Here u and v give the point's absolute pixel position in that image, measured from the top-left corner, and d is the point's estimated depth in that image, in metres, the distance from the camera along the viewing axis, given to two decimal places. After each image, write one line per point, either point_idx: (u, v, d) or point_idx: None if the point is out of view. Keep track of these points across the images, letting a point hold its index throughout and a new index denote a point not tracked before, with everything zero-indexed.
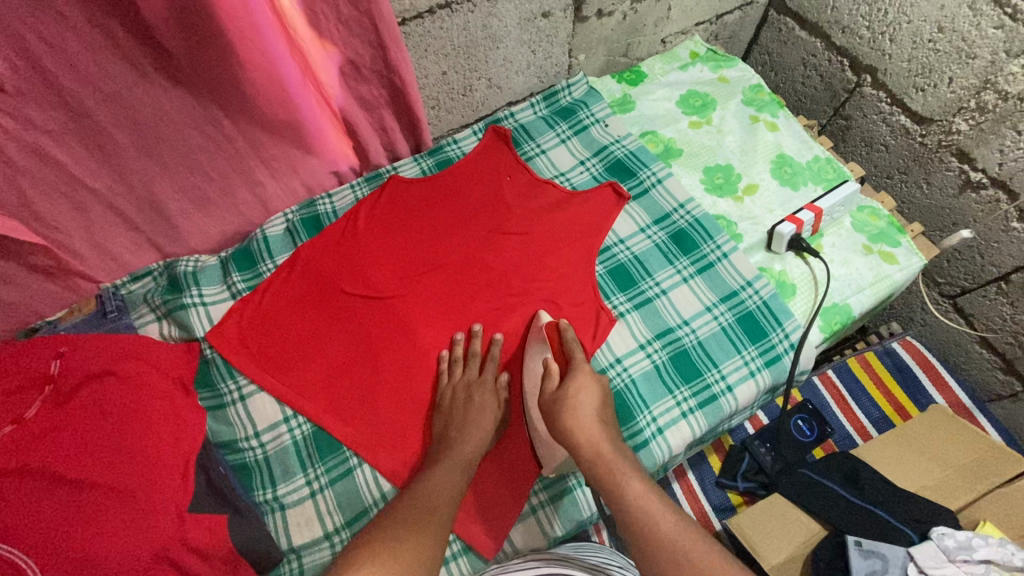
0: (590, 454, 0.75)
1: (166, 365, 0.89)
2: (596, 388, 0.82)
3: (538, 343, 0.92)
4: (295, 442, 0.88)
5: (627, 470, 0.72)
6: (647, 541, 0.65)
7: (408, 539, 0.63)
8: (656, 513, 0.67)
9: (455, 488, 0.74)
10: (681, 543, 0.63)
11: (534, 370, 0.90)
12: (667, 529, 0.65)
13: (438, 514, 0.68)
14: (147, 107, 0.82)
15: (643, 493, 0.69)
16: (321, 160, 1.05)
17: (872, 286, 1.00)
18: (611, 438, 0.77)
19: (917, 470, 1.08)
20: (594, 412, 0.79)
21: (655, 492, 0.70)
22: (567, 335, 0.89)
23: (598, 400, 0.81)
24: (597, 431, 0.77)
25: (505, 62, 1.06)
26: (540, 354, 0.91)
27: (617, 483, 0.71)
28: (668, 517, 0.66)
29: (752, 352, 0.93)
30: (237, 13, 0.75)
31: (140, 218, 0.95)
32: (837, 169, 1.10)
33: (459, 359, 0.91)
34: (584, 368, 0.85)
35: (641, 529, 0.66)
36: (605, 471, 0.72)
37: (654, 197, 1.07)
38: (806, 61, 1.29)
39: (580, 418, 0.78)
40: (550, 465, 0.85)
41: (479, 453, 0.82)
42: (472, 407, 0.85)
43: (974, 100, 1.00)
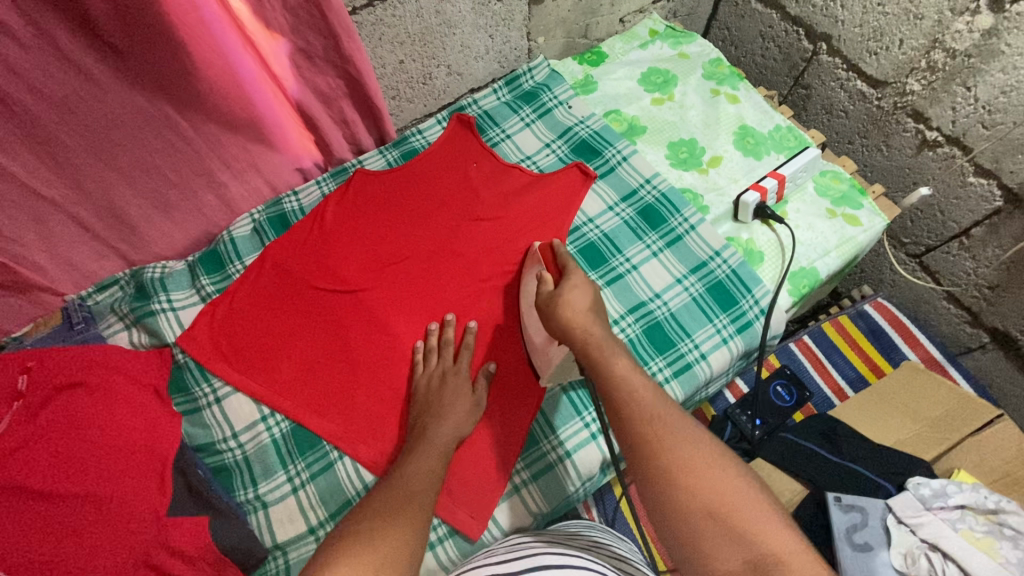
0: (581, 338, 0.72)
1: (135, 372, 0.88)
2: (590, 286, 0.79)
3: (534, 263, 0.94)
4: (273, 441, 0.87)
5: (615, 350, 0.69)
6: (622, 406, 0.63)
7: (389, 521, 0.61)
8: (635, 384, 0.65)
9: (435, 471, 0.73)
10: (657, 411, 0.61)
11: (528, 287, 0.93)
12: (646, 397, 0.63)
13: (419, 500, 0.66)
14: (97, 111, 0.80)
15: (626, 367, 0.67)
16: (284, 156, 1.04)
17: (837, 249, 1.02)
18: (604, 327, 0.74)
19: (891, 425, 1.10)
20: (589, 305, 0.76)
21: (638, 368, 0.67)
22: (559, 248, 0.88)
23: (590, 296, 0.79)
24: (590, 319, 0.74)
25: (463, 48, 1.06)
26: (534, 272, 0.93)
27: (603, 359, 0.68)
28: (645, 388, 0.64)
29: (723, 319, 0.95)
30: (183, 8, 0.74)
31: (102, 226, 0.93)
32: (798, 136, 1.12)
33: (433, 348, 0.91)
34: (579, 271, 0.83)
35: (620, 397, 0.64)
36: (596, 349, 0.70)
37: (621, 174, 1.08)
38: (763, 34, 1.30)
39: (574, 311, 0.75)
40: (546, 374, 0.88)
41: (454, 439, 0.81)
42: (447, 393, 0.85)
43: (925, 60, 1.02)
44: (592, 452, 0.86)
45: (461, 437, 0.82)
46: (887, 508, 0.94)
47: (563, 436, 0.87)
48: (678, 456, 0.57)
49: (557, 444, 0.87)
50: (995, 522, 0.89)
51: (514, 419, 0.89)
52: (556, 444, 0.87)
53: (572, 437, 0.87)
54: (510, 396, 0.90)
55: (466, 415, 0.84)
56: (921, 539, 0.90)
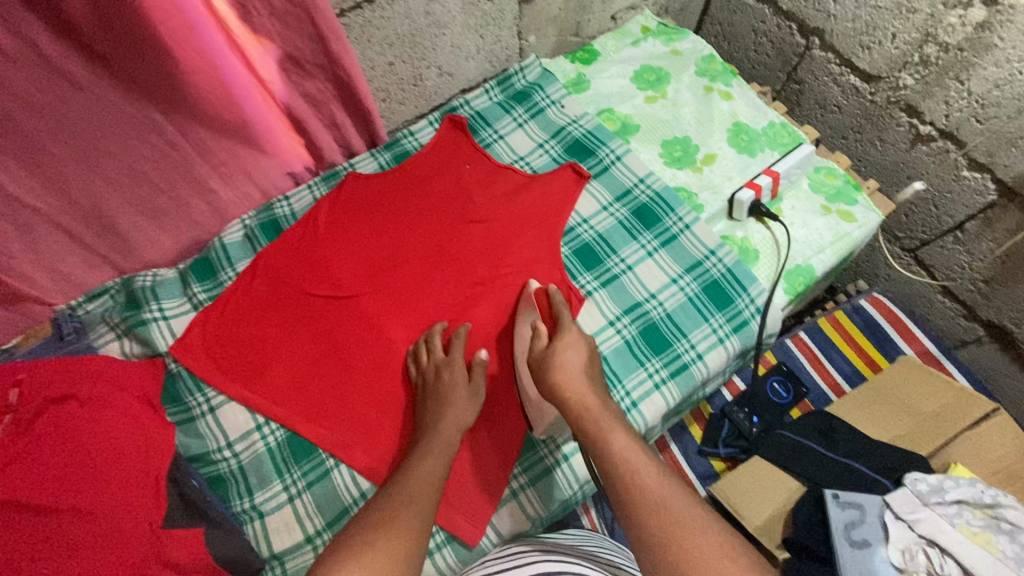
0: (578, 407, 0.76)
1: (129, 383, 0.87)
2: (583, 345, 0.84)
3: (527, 308, 0.93)
4: (269, 449, 0.86)
5: (611, 422, 0.73)
6: (627, 486, 0.66)
7: (386, 531, 0.61)
8: (638, 464, 0.68)
9: (436, 472, 0.73)
10: (662, 494, 0.64)
11: (522, 334, 0.92)
12: (649, 480, 0.66)
13: (423, 500, 0.67)
14: (83, 118, 0.79)
15: (627, 444, 0.70)
16: (274, 161, 1.02)
17: (833, 245, 1.01)
18: (598, 395, 0.78)
19: (888, 420, 1.10)
20: (583, 370, 0.81)
21: (637, 444, 0.71)
22: (555, 298, 0.90)
23: (584, 358, 0.82)
24: (585, 387, 0.78)
25: (454, 48, 1.05)
26: (529, 319, 0.92)
27: (603, 434, 0.72)
28: (650, 469, 0.67)
29: (719, 319, 0.94)
30: (169, 12, 0.73)
31: (91, 235, 0.92)
32: (792, 133, 1.12)
33: (425, 345, 0.91)
34: (571, 328, 0.86)
35: (624, 478, 0.67)
36: (592, 423, 0.74)
37: (614, 174, 1.07)
38: (756, 29, 1.30)
39: (568, 374, 0.79)
40: (540, 427, 0.86)
41: (458, 432, 0.81)
42: (443, 386, 0.84)
43: (918, 54, 1.02)
44: None
45: (462, 430, 0.82)
46: (885, 504, 0.94)
47: (560, 440, 0.87)
48: (687, 544, 0.59)
49: (554, 448, 0.87)
50: (993, 516, 0.90)
51: (511, 425, 0.88)
52: (552, 448, 0.87)
53: (569, 441, 0.87)
54: (507, 400, 0.90)
55: (465, 409, 0.84)
56: (918, 535, 0.90)
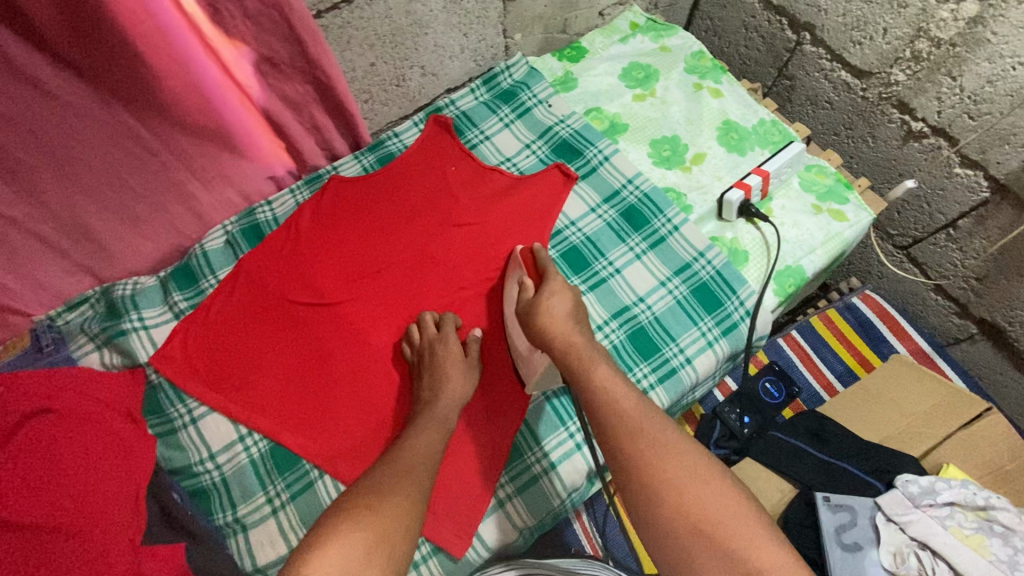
0: (562, 345, 0.76)
1: (107, 396, 0.86)
2: (569, 292, 0.84)
3: (515, 268, 0.94)
4: (252, 461, 0.85)
5: (595, 358, 0.74)
6: (607, 416, 0.66)
7: (390, 497, 0.61)
8: (619, 395, 0.68)
9: (435, 446, 0.74)
10: (641, 422, 0.64)
11: (510, 293, 0.93)
12: (629, 409, 0.66)
13: (421, 469, 0.69)
14: (55, 126, 0.77)
15: (609, 376, 0.70)
16: (255, 165, 1.00)
17: (823, 246, 1.00)
18: (584, 334, 0.78)
19: (880, 421, 1.09)
20: (569, 313, 0.81)
21: (618, 377, 0.71)
22: (541, 255, 0.91)
23: (571, 303, 0.83)
24: (570, 326, 0.78)
25: (437, 48, 1.02)
26: (517, 277, 0.93)
27: (585, 369, 0.72)
28: (630, 399, 0.67)
29: (708, 322, 0.93)
30: (139, 16, 0.71)
31: (68, 244, 0.90)
32: (782, 131, 1.10)
33: (419, 322, 0.92)
34: (557, 278, 0.87)
35: (604, 411, 0.67)
36: (577, 358, 0.74)
37: (602, 175, 1.05)
38: (746, 24, 1.27)
39: (553, 317, 0.80)
40: (532, 381, 0.87)
41: (456, 407, 0.83)
42: (440, 361, 0.85)
43: (909, 49, 1.00)
44: (577, 462, 0.84)
45: (460, 406, 0.84)
46: (876, 506, 0.93)
47: (547, 447, 0.86)
48: (664, 473, 0.59)
49: (541, 455, 0.86)
50: (986, 518, 0.89)
51: (499, 432, 0.87)
52: (539, 455, 0.86)
53: (556, 448, 0.86)
54: (495, 403, 0.89)
55: (462, 382, 0.85)
56: (910, 537, 0.89)
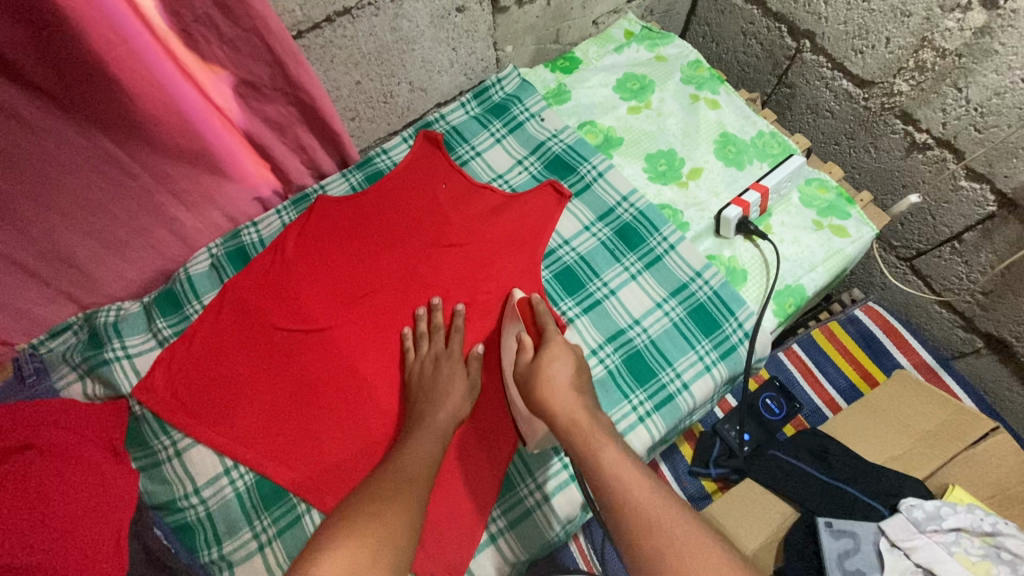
0: (566, 423, 0.73)
1: (88, 429, 0.83)
2: (570, 358, 0.81)
3: (512, 320, 0.91)
4: (237, 495, 0.83)
5: (602, 437, 0.71)
6: (620, 509, 0.64)
7: (388, 505, 0.63)
8: (631, 482, 0.65)
9: (432, 455, 0.75)
10: (657, 517, 0.62)
11: (508, 345, 0.90)
12: (642, 499, 0.64)
13: (419, 480, 0.69)
14: (28, 152, 0.74)
15: (618, 460, 0.68)
16: (240, 186, 0.97)
17: (824, 263, 0.97)
18: (588, 408, 0.75)
19: (883, 440, 1.07)
20: (571, 382, 0.78)
21: (628, 459, 0.69)
22: (539, 308, 0.88)
23: (572, 369, 0.80)
24: (573, 401, 0.75)
25: (425, 63, 0.99)
26: (515, 330, 0.90)
27: (592, 451, 0.69)
28: (644, 488, 0.65)
29: (706, 345, 0.91)
30: (112, 41, 0.68)
31: (48, 271, 0.87)
32: (782, 143, 1.07)
33: (423, 334, 0.91)
34: (557, 339, 0.84)
35: (616, 502, 0.64)
36: (581, 439, 0.71)
37: (596, 191, 1.03)
38: (744, 31, 1.24)
39: (555, 389, 0.77)
40: (533, 441, 0.83)
41: (454, 420, 0.82)
42: (441, 376, 0.85)
43: (913, 60, 0.97)
44: (570, 494, 0.82)
45: (458, 420, 0.83)
46: (879, 531, 0.90)
47: (540, 480, 0.84)
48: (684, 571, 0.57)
49: (533, 487, 0.84)
50: (993, 544, 0.87)
51: (492, 463, 0.85)
52: (531, 487, 0.84)
53: (549, 481, 0.83)
54: (488, 432, 0.87)
55: (461, 400, 0.84)
56: (915, 564, 0.86)
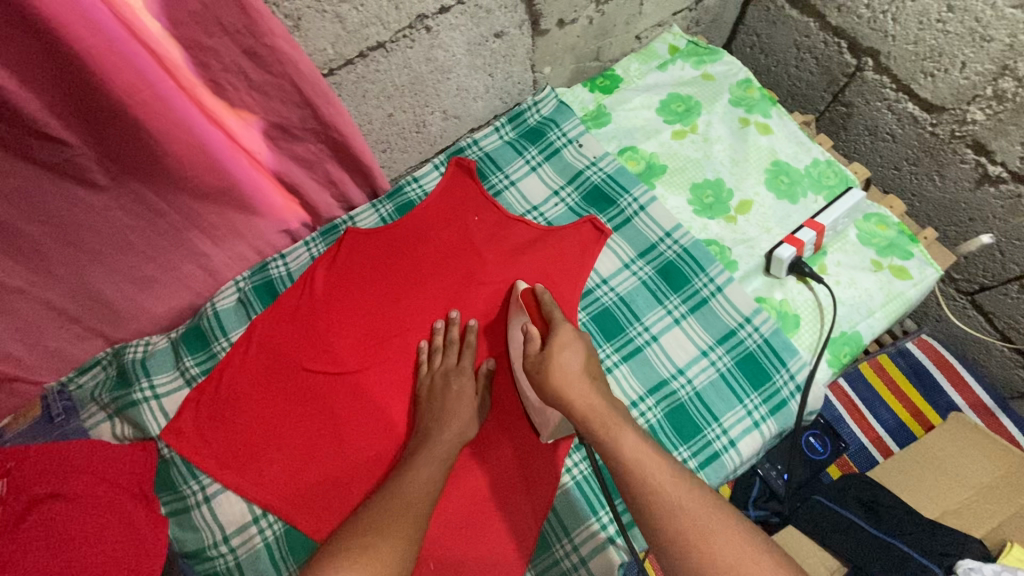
0: (584, 410, 0.70)
1: (116, 474, 0.81)
2: (580, 346, 0.78)
3: (518, 312, 0.89)
4: (267, 545, 0.82)
5: (619, 422, 0.68)
6: (633, 480, 0.62)
7: (382, 537, 0.61)
8: (644, 455, 0.63)
9: (433, 483, 0.73)
10: (667, 481, 0.61)
11: (516, 340, 0.89)
12: (662, 480, 0.61)
13: (416, 509, 0.67)
14: (54, 196, 0.71)
15: (636, 441, 0.65)
16: (269, 221, 0.94)
17: (884, 308, 0.91)
18: (603, 393, 0.73)
19: (937, 492, 1.01)
20: (582, 370, 0.75)
21: (646, 442, 0.66)
22: (544, 299, 0.85)
23: (583, 358, 0.77)
24: (587, 386, 0.73)
25: (459, 90, 0.94)
26: (520, 323, 0.88)
27: (610, 434, 0.67)
28: (653, 457, 0.63)
29: (754, 399, 0.85)
30: (137, 86, 0.64)
31: (77, 310, 0.85)
32: (838, 172, 1.00)
33: (438, 348, 0.89)
34: (566, 328, 0.81)
35: (637, 482, 0.61)
36: (599, 423, 0.68)
37: (637, 226, 0.97)
38: (798, 44, 1.15)
39: (568, 375, 0.74)
40: (546, 431, 0.84)
41: (459, 442, 0.80)
42: (451, 395, 0.83)
43: (990, 88, 0.89)
44: (608, 557, 0.78)
45: (464, 441, 0.81)
46: None
47: (577, 540, 0.80)
48: (708, 549, 0.55)
49: (567, 543, 0.81)
50: None
51: (527, 521, 0.81)
52: (565, 543, 0.81)
53: (587, 542, 0.80)
54: (523, 481, 0.84)
55: (469, 420, 0.83)
56: None
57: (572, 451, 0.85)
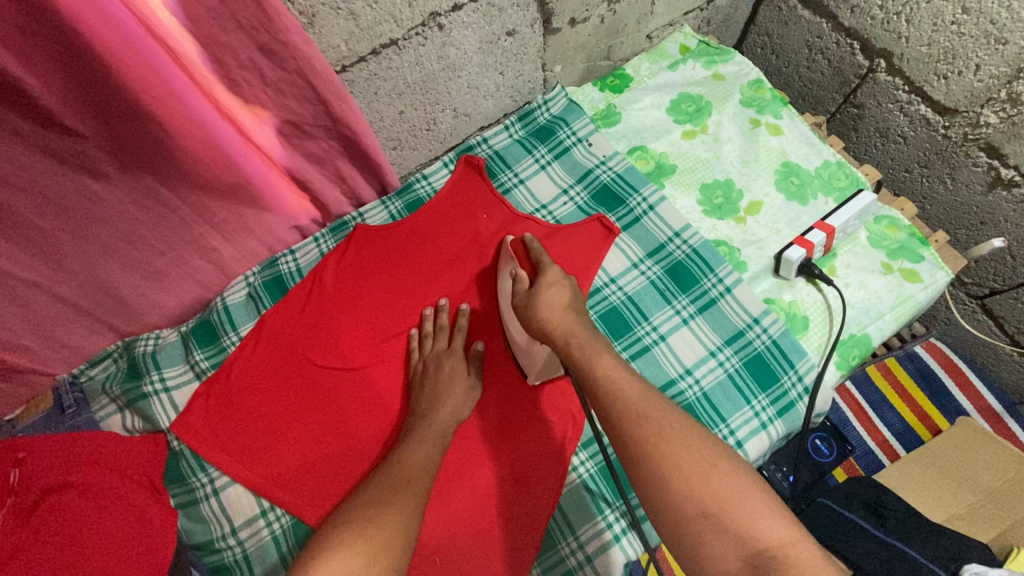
0: (564, 341, 0.74)
1: (126, 463, 0.82)
2: (566, 284, 0.82)
3: (507, 260, 0.91)
4: (275, 538, 0.82)
5: (597, 348, 0.71)
6: (612, 405, 0.63)
7: (384, 512, 0.62)
8: (623, 383, 0.65)
9: (430, 459, 0.74)
10: (648, 411, 0.61)
11: (505, 286, 0.90)
12: (634, 397, 0.63)
13: (415, 485, 0.68)
14: (68, 189, 0.71)
15: (613, 367, 0.68)
16: (279, 217, 0.94)
17: (893, 311, 0.90)
18: (584, 323, 0.76)
19: (944, 498, 1.01)
20: (566, 305, 0.79)
21: (623, 368, 0.68)
22: (532, 244, 0.89)
23: (568, 295, 0.81)
24: (571, 319, 0.76)
25: (470, 88, 0.94)
26: (509, 269, 0.90)
27: (589, 361, 0.69)
28: (636, 390, 0.64)
29: (762, 400, 0.85)
30: (152, 81, 0.65)
31: (89, 303, 0.85)
32: (849, 175, 1.00)
33: (429, 333, 0.90)
34: (552, 269, 0.84)
35: (611, 399, 0.63)
36: (579, 350, 0.71)
37: (647, 226, 0.97)
38: (810, 44, 1.15)
39: (553, 309, 0.78)
40: (534, 372, 0.87)
41: (453, 421, 0.82)
42: (443, 376, 0.84)
43: (1004, 90, 0.88)
44: (616, 554, 0.79)
45: (458, 421, 0.83)
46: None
47: (583, 537, 0.81)
48: (675, 461, 0.56)
49: (572, 539, 0.81)
50: None
51: (533, 519, 0.82)
52: (570, 539, 0.81)
53: (593, 540, 0.80)
54: (530, 477, 0.84)
55: (462, 400, 0.84)
56: None
57: (579, 449, 0.86)
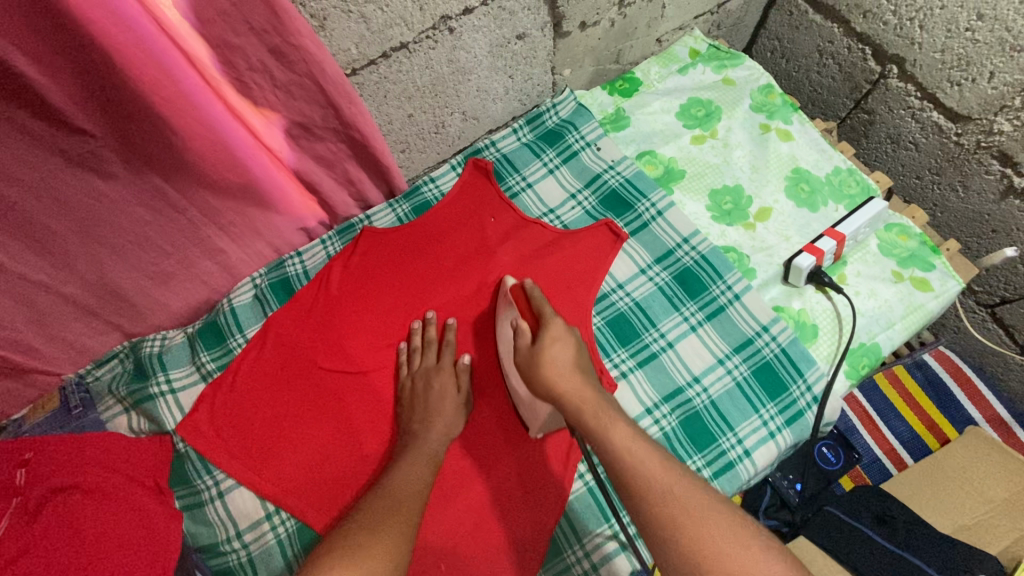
0: (575, 407, 0.69)
1: (130, 467, 0.82)
2: (569, 339, 0.78)
3: (506, 307, 0.89)
4: (279, 541, 0.82)
5: (609, 413, 0.67)
6: (631, 480, 0.60)
7: (373, 536, 0.61)
8: (639, 453, 0.61)
9: (423, 480, 0.73)
10: (669, 484, 0.58)
11: (505, 336, 0.88)
12: (654, 470, 0.60)
13: (408, 507, 0.67)
14: (77, 189, 0.71)
15: (627, 435, 0.63)
16: (286, 218, 0.94)
17: (903, 320, 0.90)
18: (593, 385, 0.72)
19: (953, 506, 0.99)
20: (573, 364, 0.75)
21: (638, 434, 0.64)
22: (532, 292, 0.84)
23: (574, 351, 0.76)
24: (579, 380, 0.72)
25: (479, 91, 0.94)
26: (509, 318, 0.88)
27: (601, 428, 0.65)
28: (652, 458, 0.61)
29: (770, 409, 0.85)
30: (162, 82, 0.65)
31: (96, 303, 0.85)
32: (860, 181, 0.99)
33: (417, 348, 0.89)
34: (556, 322, 0.80)
35: (629, 474, 0.60)
36: (590, 415, 0.67)
37: (655, 231, 0.96)
38: (821, 49, 1.14)
39: (560, 370, 0.73)
40: (536, 425, 0.84)
41: (444, 441, 0.81)
42: (433, 394, 0.84)
43: (1019, 98, 0.87)
44: (620, 563, 0.78)
45: (450, 439, 0.82)
46: None
47: (588, 545, 0.80)
48: (706, 541, 0.54)
49: (577, 547, 0.80)
50: None
51: (538, 527, 0.81)
52: (575, 547, 0.80)
53: (598, 548, 0.80)
54: (536, 485, 0.83)
55: (452, 418, 0.83)
56: None
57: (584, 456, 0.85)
